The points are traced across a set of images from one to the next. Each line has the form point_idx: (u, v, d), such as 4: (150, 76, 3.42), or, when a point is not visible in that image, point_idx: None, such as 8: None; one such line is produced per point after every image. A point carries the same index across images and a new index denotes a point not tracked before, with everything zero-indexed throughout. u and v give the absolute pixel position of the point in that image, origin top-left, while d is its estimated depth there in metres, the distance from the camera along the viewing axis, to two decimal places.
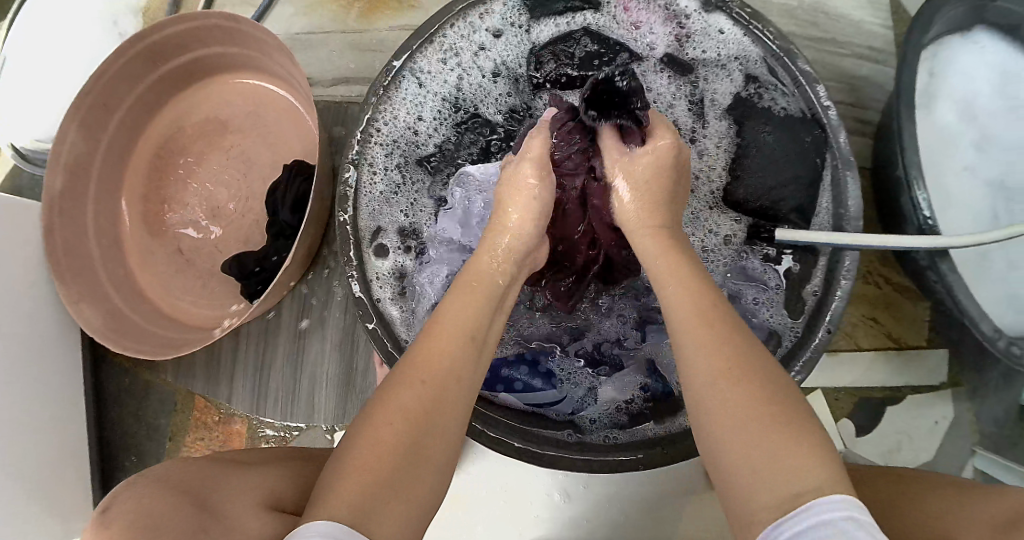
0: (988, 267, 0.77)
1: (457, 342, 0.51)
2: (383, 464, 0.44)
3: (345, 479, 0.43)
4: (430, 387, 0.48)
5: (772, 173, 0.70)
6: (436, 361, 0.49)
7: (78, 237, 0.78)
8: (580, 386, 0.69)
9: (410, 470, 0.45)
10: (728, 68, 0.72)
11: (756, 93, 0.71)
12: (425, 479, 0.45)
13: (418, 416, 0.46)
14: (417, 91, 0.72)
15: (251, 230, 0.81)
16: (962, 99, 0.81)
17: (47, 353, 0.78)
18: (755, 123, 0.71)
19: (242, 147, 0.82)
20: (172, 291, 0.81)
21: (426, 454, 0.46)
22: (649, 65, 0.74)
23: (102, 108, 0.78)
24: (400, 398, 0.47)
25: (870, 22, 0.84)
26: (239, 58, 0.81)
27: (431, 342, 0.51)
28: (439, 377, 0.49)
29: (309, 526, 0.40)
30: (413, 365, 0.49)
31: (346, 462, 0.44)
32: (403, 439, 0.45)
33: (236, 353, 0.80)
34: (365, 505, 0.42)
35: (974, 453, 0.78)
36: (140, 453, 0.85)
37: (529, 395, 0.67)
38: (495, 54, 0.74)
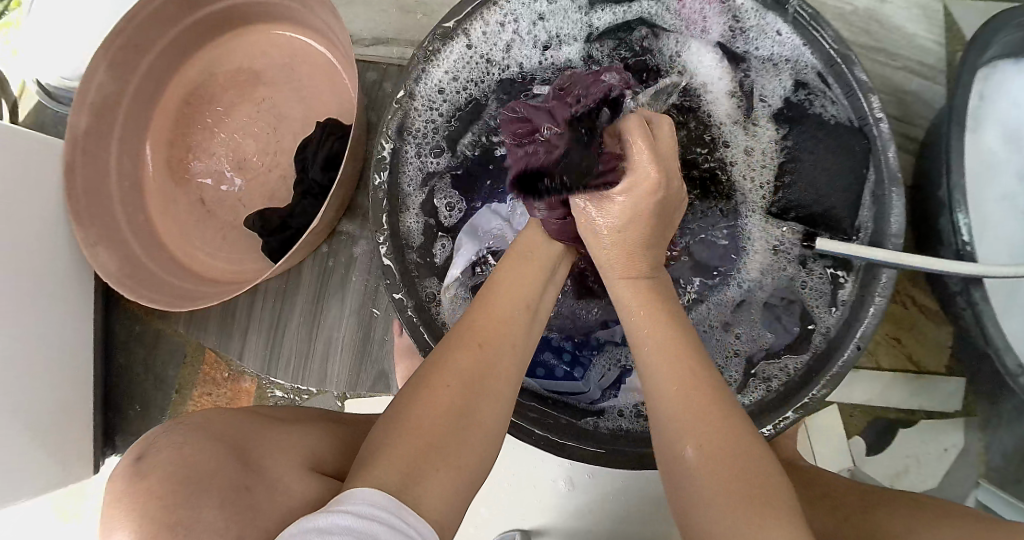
0: (1016, 298, 0.76)
1: (515, 317, 0.52)
2: (437, 426, 0.44)
3: (399, 441, 0.42)
4: (480, 353, 0.48)
5: (819, 176, 0.69)
6: (497, 334, 0.50)
7: (99, 180, 0.76)
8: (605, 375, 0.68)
9: (460, 433, 0.44)
10: (783, 69, 0.70)
11: (810, 96, 0.69)
12: (474, 444, 0.45)
13: (471, 380, 0.47)
14: (465, 55, 0.70)
15: (276, 186, 0.79)
16: (1011, 126, 0.79)
17: (59, 295, 0.76)
18: (805, 129, 0.69)
19: (273, 101, 0.80)
20: (191, 241, 0.80)
21: (480, 420, 0.46)
22: (699, 56, 0.72)
23: (133, 50, 0.76)
24: (455, 364, 0.47)
25: (925, 37, 0.82)
26: (278, 9, 0.78)
27: (490, 316, 0.51)
28: (497, 347, 0.49)
29: (354, 494, 0.38)
30: (473, 330, 0.50)
31: (404, 417, 0.44)
32: (452, 403, 0.45)
33: (252, 308, 0.78)
34: (411, 470, 0.41)
35: (977, 484, 0.78)
36: (145, 403, 0.85)
37: (550, 381, 0.67)
38: (553, 30, 0.72)
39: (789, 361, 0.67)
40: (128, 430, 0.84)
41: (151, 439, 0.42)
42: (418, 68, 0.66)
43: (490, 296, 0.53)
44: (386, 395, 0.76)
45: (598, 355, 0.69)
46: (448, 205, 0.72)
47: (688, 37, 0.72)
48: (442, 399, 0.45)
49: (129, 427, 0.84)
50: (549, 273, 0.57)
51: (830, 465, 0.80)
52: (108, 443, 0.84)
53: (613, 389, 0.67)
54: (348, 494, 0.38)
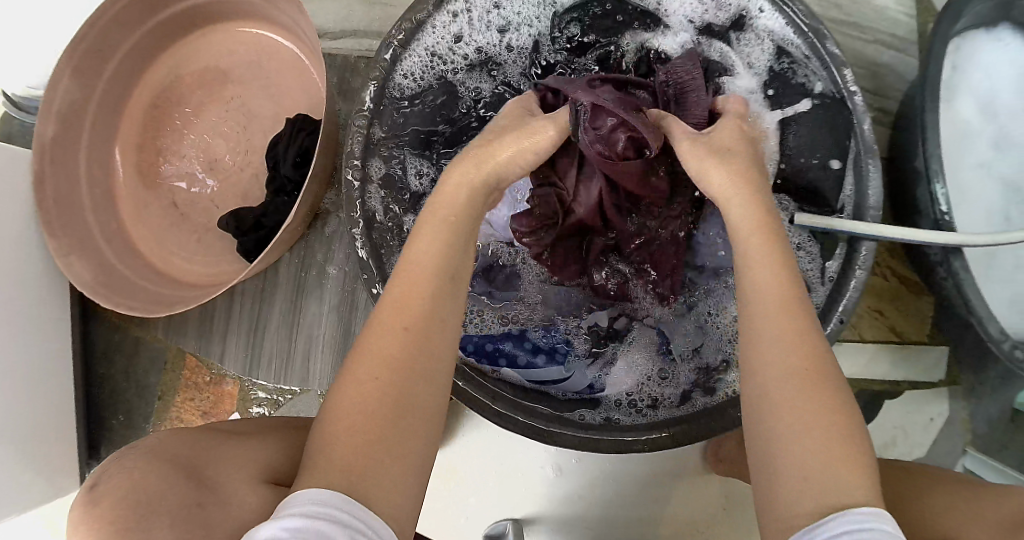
0: (995, 267, 0.77)
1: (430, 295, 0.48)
2: (378, 418, 0.43)
3: (332, 445, 0.43)
4: (411, 331, 0.46)
5: (810, 143, 0.68)
6: (414, 318, 0.47)
7: (69, 188, 0.75)
8: (583, 363, 0.68)
9: (401, 422, 0.44)
10: (763, 37, 0.69)
11: (791, 66, 0.68)
12: (415, 427, 0.45)
13: (406, 367, 0.45)
14: (436, 50, 0.69)
15: (250, 186, 0.78)
16: (984, 95, 0.79)
17: (35, 306, 0.75)
18: (789, 100, 0.69)
19: (243, 99, 0.79)
20: (166, 245, 0.79)
21: (417, 407, 0.45)
22: (672, 31, 0.71)
23: (97, 53, 0.74)
24: (380, 354, 0.45)
25: (895, 9, 0.82)
26: (242, 6, 0.77)
27: (404, 296, 0.47)
28: (424, 332, 0.47)
29: (300, 495, 0.40)
30: (392, 318, 0.47)
31: (338, 408, 0.44)
32: (391, 394, 0.44)
33: (231, 309, 0.78)
34: (357, 466, 0.42)
35: (965, 451, 0.79)
36: (129, 413, 0.84)
37: (529, 370, 0.67)
38: (511, 16, 0.71)
39: None
40: (113, 440, 0.83)
41: (102, 471, 0.43)
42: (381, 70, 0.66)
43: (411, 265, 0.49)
44: None
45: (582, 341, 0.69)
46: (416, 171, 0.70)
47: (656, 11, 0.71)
48: (377, 392, 0.44)
49: (114, 437, 0.83)
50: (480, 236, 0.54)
51: None
52: (93, 454, 0.83)
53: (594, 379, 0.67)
54: (296, 496, 0.40)
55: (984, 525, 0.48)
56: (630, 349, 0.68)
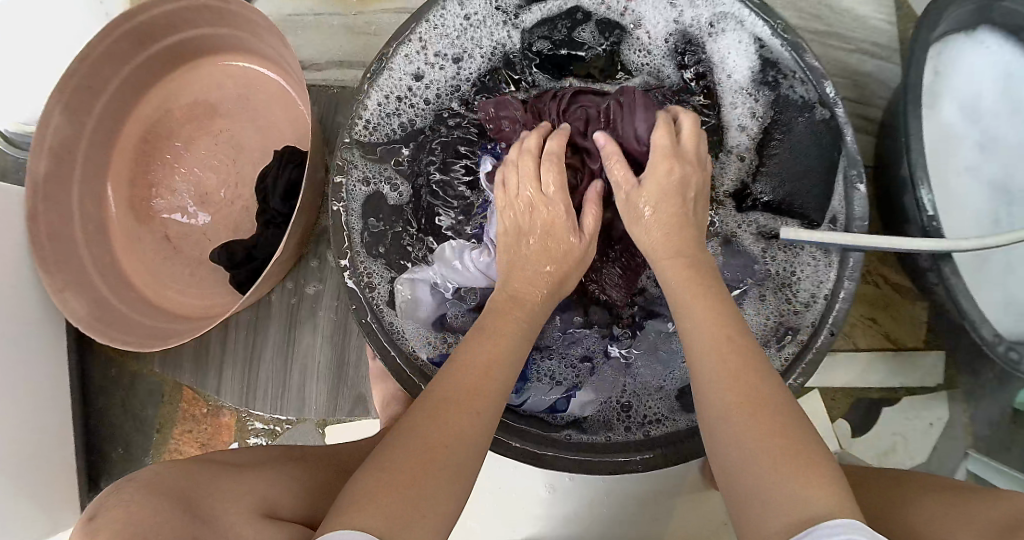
0: (987, 270, 0.77)
1: (485, 377, 0.50)
2: (407, 482, 0.42)
3: (370, 499, 0.41)
4: (461, 400, 0.48)
5: (798, 148, 0.68)
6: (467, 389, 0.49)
7: (62, 226, 0.75)
8: (551, 386, 0.67)
9: (430, 477, 0.43)
10: (739, 42, 0.69)
11: (764, 75, 0.69)
12: (449, 501, 0.43)
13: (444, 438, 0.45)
14: (413, 84, 0.70)
15: (241, 217, 0.79)
16: (967, 99, 0.80)
17: (31, 344, 0.75)
18: (769, 108, 0.69)
19: (231, 131, 0.80)
20: (159, 278, 0.79)
21: (452, 474, 0.44)
22: (643, 43, 0.72)
23: (87, 91, 0.75)
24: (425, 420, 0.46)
25: (874, 18, 0.83)
26: (228, 39, 0.78)
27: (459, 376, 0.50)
28: (468, 403, 0.48)
29: (330, 537, 0.39)
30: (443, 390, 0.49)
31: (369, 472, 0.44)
32: (424, 462, 0.44)
33: (225, 341, 0.78)
34: (393, 519, 0.40)
35: (968, 454, 0.78)
36: (128, 445, 0.84)
37: (507, 392, 0.66)
38: (477, 44, 0.71)
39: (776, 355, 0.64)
40: (113, 474, 0.83)
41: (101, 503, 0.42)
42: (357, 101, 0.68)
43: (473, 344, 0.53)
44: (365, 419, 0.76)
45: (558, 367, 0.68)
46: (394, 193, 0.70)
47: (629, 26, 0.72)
48: (410, 448, 0.44)
49: (114, 470, 0.84)
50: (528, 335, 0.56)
51: None
52: (93, 488, 0.83)
53: (566, 394, 0.66)
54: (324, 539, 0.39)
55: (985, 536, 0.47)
56: (600, 372, 0.67)
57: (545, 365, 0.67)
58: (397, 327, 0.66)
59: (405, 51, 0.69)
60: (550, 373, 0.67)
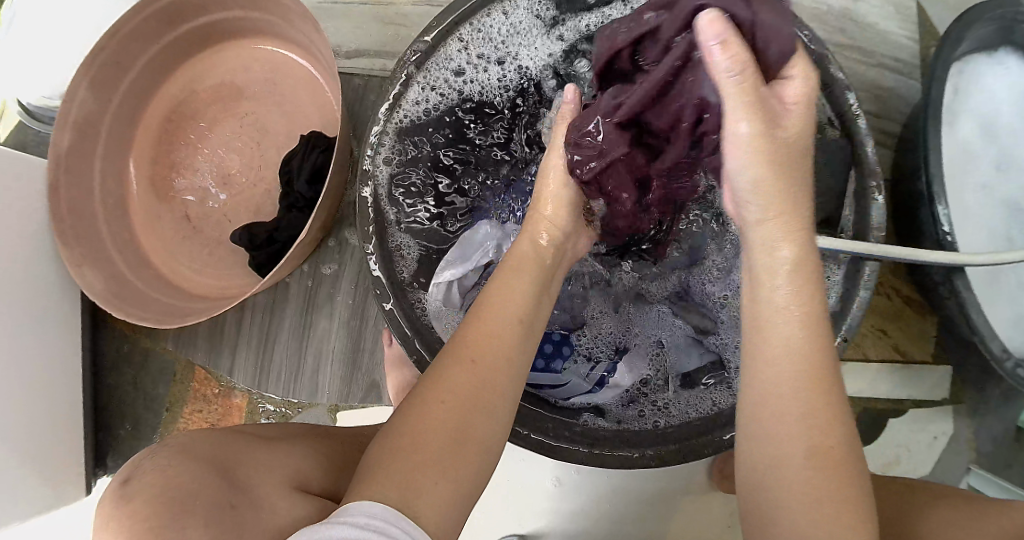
0: (997, 288, 0.78)
1: (505, 329, 0.50)
2: (428, 445, 0.44)
3: (389, 459, 0.43)
4: (480, 366, 0.48)
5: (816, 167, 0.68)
6: (487, 347, 0.49)
7: (83, 200, 0.76)
8: (588, 369, 0.68)
9: (457, 440, 0.45)
10: None
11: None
12: (469, 462, 0.45)
13: (467, 395, 0.46)
14: (452, 81, 0.70)
15: (262, 200, 0.79)
16: (985, 118, 0.81)
17: (47, 315, 0.76)
18: None
19: (256, 115, 0.80)
20: (178, 257, 0.80)
21: (474, 436, 0.46)
22: None
23: (115, 67, 0.75)
24: (450, 378, 0.47)
25: (898, 34, 0.84)
26: (259, 23, 0.78)
27: (482, 331, 0.49)
28: (489, 361, 0.48)
29: (360, 506, 0.40)
30: (464, 345, 0.49)
31: (397, 427, 0.45)
32: (443, 423, 0.45)
33: (240, 322, 0.78)
34: (410, 483, 0.42)
35: (970, 469, 0.79)
36: (136, 423, 0.84)
37: (535, 374, 0.67)
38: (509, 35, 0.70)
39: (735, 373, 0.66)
40: (121, 451, 0.84)
41: (134, 467, 0.42)
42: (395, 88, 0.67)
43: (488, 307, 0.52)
44: (378, 406, 0.76)
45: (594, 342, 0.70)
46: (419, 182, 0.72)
47: None
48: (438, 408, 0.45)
49: (121, 447, 0.84)
50: (544, 281, 0.55)
51: None
52: (100, 465, 0.83)
53: (598, 384, 0.67)
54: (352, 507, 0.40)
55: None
56: (635, 346, 0.69)
57: (583, 343, 0.70)
58: (422, 308, 0.67)
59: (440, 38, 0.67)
60: (585, 354, 0.69)
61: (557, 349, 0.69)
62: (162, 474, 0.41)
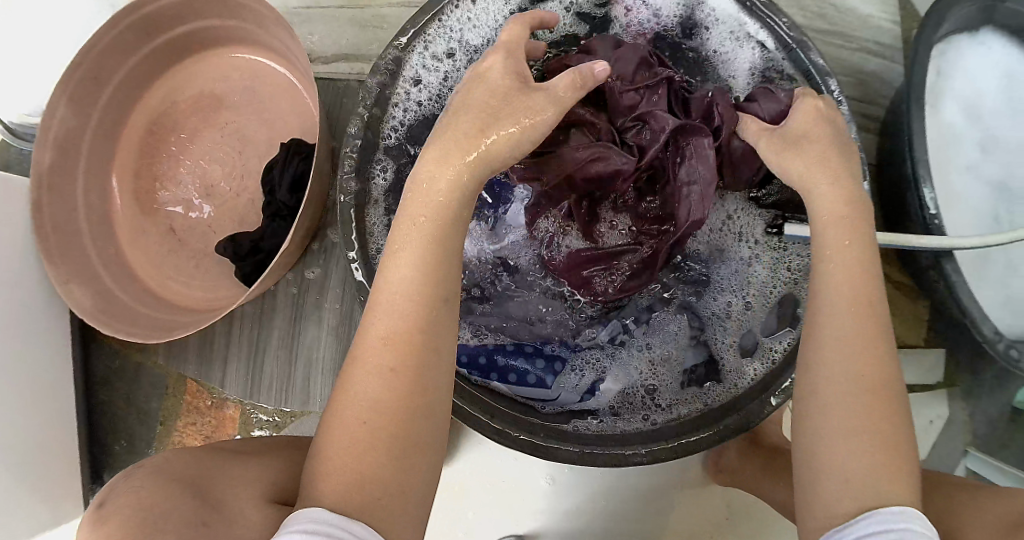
0: (987, 269, 0.78)
1: (415, 328, 0.46)
2: (365, 465, 0.44)
3: (329, 483, 0.44)
4: (397, 353, 0.46)
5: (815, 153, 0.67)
6: (404, 349, 0.46)
7: (67, 216, 0.75)
8: (577, 380, 0.67)
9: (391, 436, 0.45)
10: (746, 42, 0.69)
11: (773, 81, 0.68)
12: (418, 466, 0.46)
13: (393, 405, 0.45)
14: (440, 85, 0.70)
15: (247, 210, 0.79)
16: (968, 98, 0.80)
17: (36, 333, 0.76)
18: None
19: (237, 125, 0.80)
20: (164, 270, 0.79)
21: (416, 442, 0.46)
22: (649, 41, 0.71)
23: (93, 83, 0.75)
24: (368, 388, 0.45)
25: (879, 17, 0.83)
26: (236, 32, 0.78)
27: (390, 330, 0.46)
28: (410, 366, 0.46)
29: (306, 517, 0.42)
30: (375, 352, 0.46)
31: (330, 434, 0.45)
32: (378, 438, 0.44)
33: (230, 333, 0.78)
34: (356, 502, 0.43)
35: (966, 452, 0.79)
36: (130, 437, 0.84)
37: (521, 387, 0.67)
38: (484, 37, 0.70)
39: (754, 368, 0.65)
40: (116, 466, 0.84)
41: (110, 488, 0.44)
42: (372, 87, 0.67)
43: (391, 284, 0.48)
44: None
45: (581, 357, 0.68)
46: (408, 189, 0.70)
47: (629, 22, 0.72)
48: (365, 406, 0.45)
49: (117, 462, 0.84)
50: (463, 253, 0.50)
51: None
52: (96, 480, 0.83)
53: (587, 393, 0.67)
54: (303, 515, 0.42)
55: (985, 521, 0.48)
56: (623, 359, 0.68)
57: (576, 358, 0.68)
58: None
59: (415, 46, 0.68)
60: (570, 361, 0.68)
61: (541, 364, 0.68)
62: (134, 497, 0.42)
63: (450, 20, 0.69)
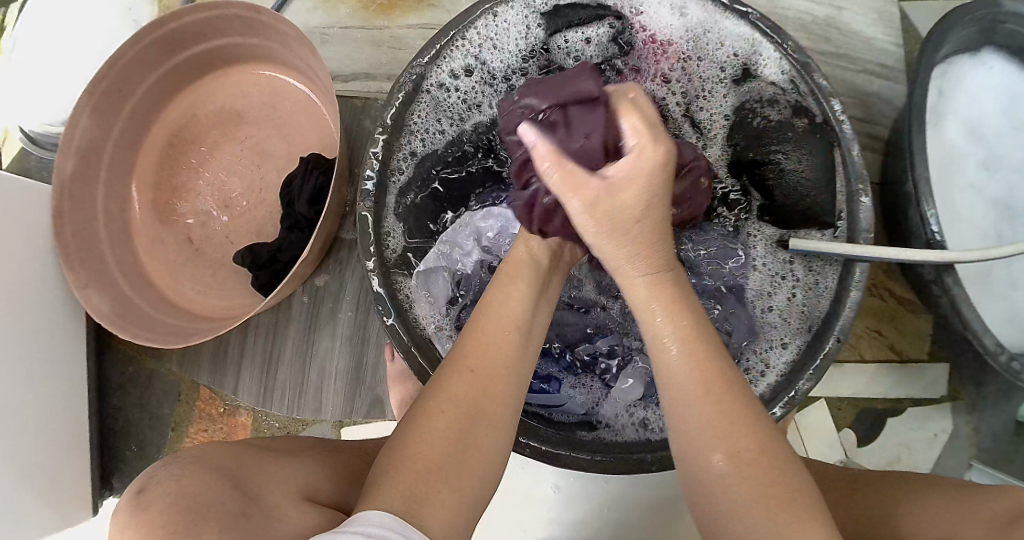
0: (990, 285, 0.79)
1: (504, 340, 0.50)
2: (434, 456, 0.44)
3: (401, 470, 0.43)
4: (479, 377, 0.48)
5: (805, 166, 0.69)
6: (485, 356, 0.49)
7: (87, 224, 0.77)
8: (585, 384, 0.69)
9: (461, 461, 0.45)
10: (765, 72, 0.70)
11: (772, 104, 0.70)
12: (475, 470, 0.45)
13: (470, 405, 0.47)
14: (460, 104, 0.72)
15: (263, 221, 0.81)
16: (970, 118, 0.82)
17: (53, 339, 0.77)
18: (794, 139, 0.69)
19: (255, 139, 0.82)
20: (180, 279, 0.81)
21: (479, 444, 0.46)
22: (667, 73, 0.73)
23: (116, 94, 0.77)
24: (451, 387, 0.47)
25: (882, 40, 0.86)
26: (257, 49, 0.80)
27: (479, 340, 0.50)
28: (489, 369, 0.48)
29: (366, 515, 0.40)
30: (464, 356, 0.49)
31: (407, 430, 0.46)
32: (452, 434, 0.45)
33: (245, 341, 0.79)
34: (419, 494, 0.42)
35: (972, 466, 0.80)
36: (142, 442, 0.85)
37: (531, 392, 0.68)
38: (497, 66, 0.72)
39: (779, 358, 0.66)
40: (127, 471, 0.84)
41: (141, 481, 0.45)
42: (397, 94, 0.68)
43: (480, 314, 0.52)
44: (380, 421, 0.77)
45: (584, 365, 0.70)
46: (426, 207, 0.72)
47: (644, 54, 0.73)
48: (441, 431, 0.45)
49: (128, 467, 0.85)
50: (539, 287, 0.55)
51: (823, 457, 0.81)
52: (106, 485, 0.84)
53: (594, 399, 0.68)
54: (358, 517, 0.40)
55: (987, 523, 0.49)
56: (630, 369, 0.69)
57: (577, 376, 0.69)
58: (420, 320, 0.67)
59: (434, 72, 0.69)
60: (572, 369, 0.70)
61: (547, 370, 0.69)
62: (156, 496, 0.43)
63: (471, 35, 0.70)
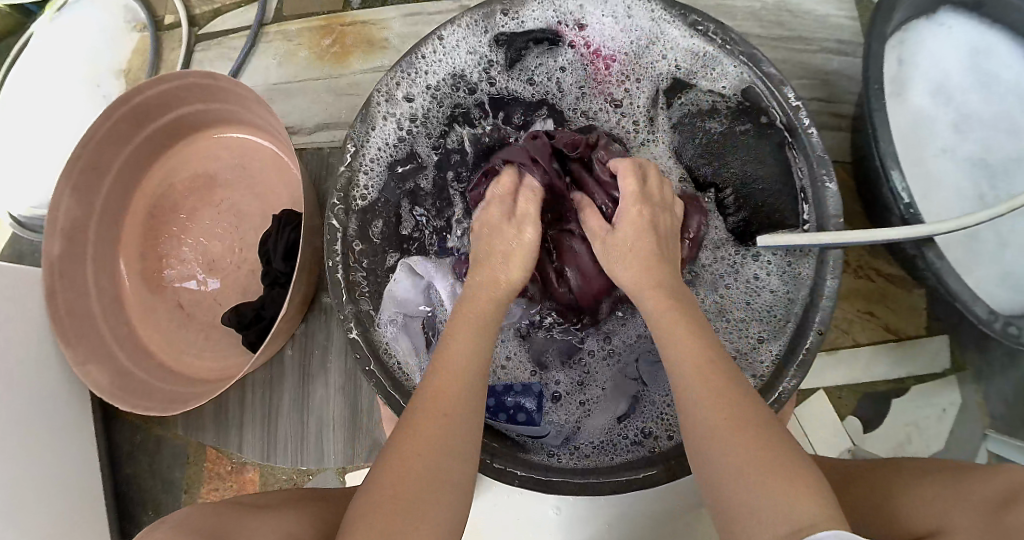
0: (979, 249, 0.78)
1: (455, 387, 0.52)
2: (393, 505, 0.45)
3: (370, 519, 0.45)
4: (433, 425, 0.49)
5: (755, 169, 0.69)
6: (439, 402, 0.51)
7: (80, 302, 0.79)
8: (566, 418, 0.69)
9: (424, 509, 0.46)
10: (718, 72, 0.70)
11: (711, 111, 0.71)
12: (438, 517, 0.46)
13: (427, 454, 0.48)
14: (413, 128, 0.73)
15: (248, 279, 0.82)
16: (936, 80, 0.81)
17: (58, 418, 0.79)
18: (750, 128, 0.69)
19: (231, 200, 0.84)
20: (174, 344, 0.83)
21: (439, 493, 0.47)
22: (622, 80, 0.74)
23: (93, 173, 0.79)
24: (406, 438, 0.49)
25: (837, 16, 0.85)
26: (220, 112, 0.82)
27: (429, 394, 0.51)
28: (445, 417, 0.50)
29: None
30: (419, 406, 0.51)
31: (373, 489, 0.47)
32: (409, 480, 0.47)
33: (243, 401, 0.81)
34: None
35: (987, 435, 0.78)
36: (158, 507, 0.86)
37: (514, 424, 0.68)
38: (448, 93, 0.74)
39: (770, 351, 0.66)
40: None
41: None
42: (359, 129, 0.69)
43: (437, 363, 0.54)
44: None
45: (565, 403, 0.69)
46: (400, 230, 0.73)
47: (589, 59, 0.74)
48: (400, 481, 0.47)
49: None
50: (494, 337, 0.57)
51: (831, 449, 0.80)
52: None
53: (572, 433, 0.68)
54: None
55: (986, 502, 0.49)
56: (604, 392, 0.69)
57: (560, 402, 0.70)
58: (391, 356, 0.68)
59: (381, 113, 0.71)
60: (556, 404, 0.69)
61: (532, 402, 0.69)
62: None
63: (428, 66, 0.72)
